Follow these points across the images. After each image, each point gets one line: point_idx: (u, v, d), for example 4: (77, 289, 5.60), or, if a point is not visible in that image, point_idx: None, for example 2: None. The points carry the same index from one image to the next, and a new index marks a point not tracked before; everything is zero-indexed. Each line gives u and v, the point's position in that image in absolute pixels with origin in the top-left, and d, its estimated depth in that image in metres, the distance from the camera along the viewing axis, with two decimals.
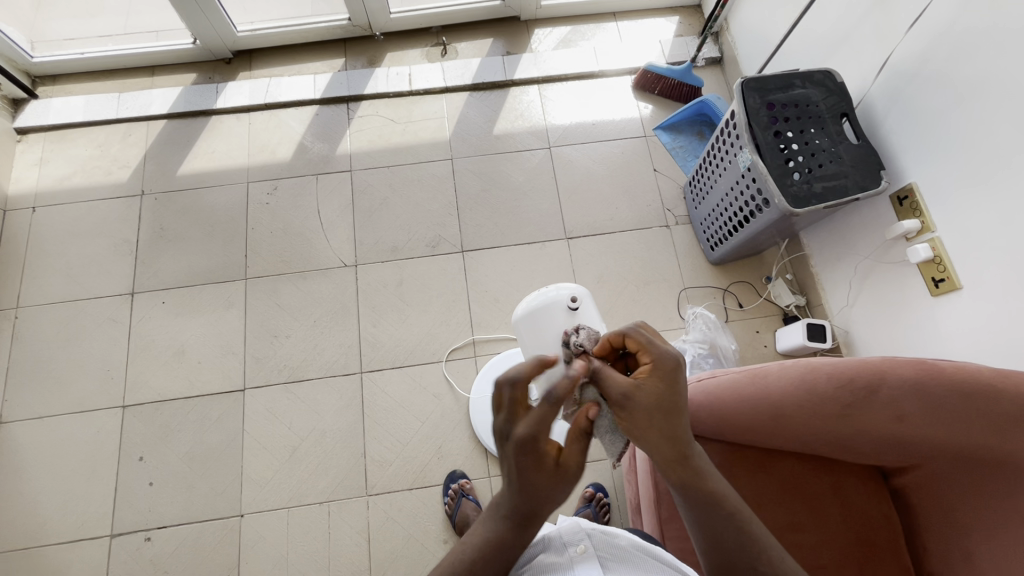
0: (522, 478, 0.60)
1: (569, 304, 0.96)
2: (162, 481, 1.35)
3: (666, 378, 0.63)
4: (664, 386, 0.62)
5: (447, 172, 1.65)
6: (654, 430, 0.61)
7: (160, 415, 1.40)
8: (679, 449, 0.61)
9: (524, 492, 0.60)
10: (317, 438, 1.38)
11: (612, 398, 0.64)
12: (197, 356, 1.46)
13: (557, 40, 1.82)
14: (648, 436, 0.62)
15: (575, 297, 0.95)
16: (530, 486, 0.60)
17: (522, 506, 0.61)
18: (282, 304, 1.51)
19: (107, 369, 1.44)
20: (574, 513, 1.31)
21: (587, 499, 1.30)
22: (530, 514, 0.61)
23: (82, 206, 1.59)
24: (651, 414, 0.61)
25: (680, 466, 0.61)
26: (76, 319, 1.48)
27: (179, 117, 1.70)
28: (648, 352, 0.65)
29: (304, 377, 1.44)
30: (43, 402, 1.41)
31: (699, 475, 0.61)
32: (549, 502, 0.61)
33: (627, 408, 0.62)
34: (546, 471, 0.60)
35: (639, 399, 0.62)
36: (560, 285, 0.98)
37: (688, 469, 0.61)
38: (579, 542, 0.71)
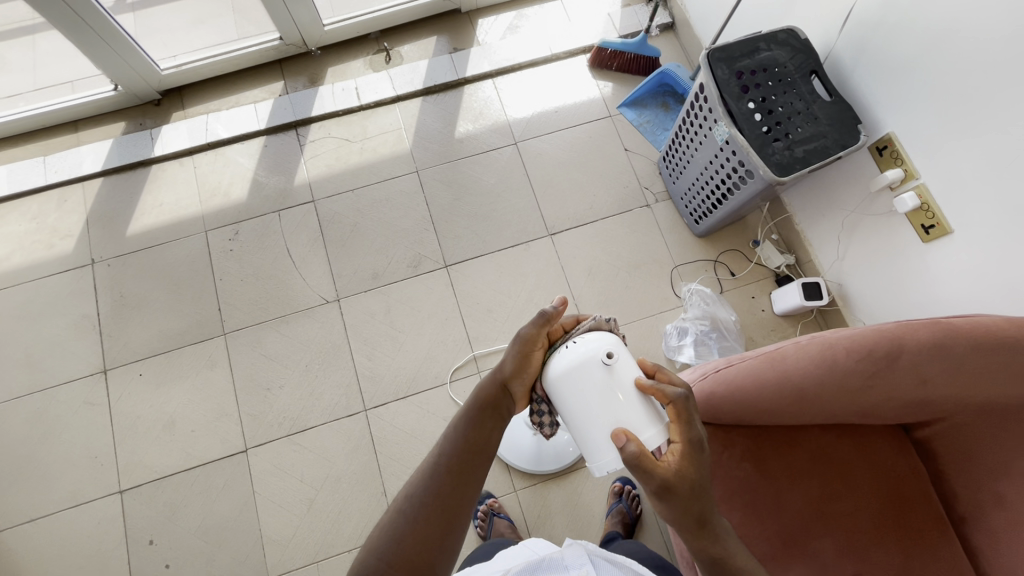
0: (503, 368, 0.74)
1: (605, 363, 0.69)
2: (179, 560, 1.29)
3: (697, 461, 0.65)
4: (694, 468, 0.64)
5: (415, 186, 1.57)
6: (686, 516, 0.63)
7: (163, 492, 1.33)
8: (705, 528, 0.63)
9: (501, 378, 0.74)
10: (332, 486, 1.34)
11: (650, 487, 0.63)
12: (188, 426, 1.38)
13: (504, 28, 1.74)
14: (677, 520, 0.64)
15: (611, 352, 0.70)
16: (509, 371, 0.74)
17: (498, 393, 0.73)
18: (269, 354, 1.43)
19: (94, 456, 1.35)
20: (606, 510, 1.31)
21: (617, 492, 1.30)
22: (501, 403, 0.73)
23: (29, 286, 1.47)
24: (683, 500, 0.63)
25: (704, 543, 0.64)
26: (49, 410, 1.38)
27: (114, 172, 1.57)
28: (687, 432, 0.66)
29: (307, 426, 1.38)
30: (32, 503, 1.32)
31: (721, 551, 0.64)
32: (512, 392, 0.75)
33: (665, 497, 0.63)
34: (521, 367, 0.74)
35: (679, 488, 0.62)
36: (588, 335, 0.72)
37: (711, 543, 0.64)
38: (580, 566, 0.73)
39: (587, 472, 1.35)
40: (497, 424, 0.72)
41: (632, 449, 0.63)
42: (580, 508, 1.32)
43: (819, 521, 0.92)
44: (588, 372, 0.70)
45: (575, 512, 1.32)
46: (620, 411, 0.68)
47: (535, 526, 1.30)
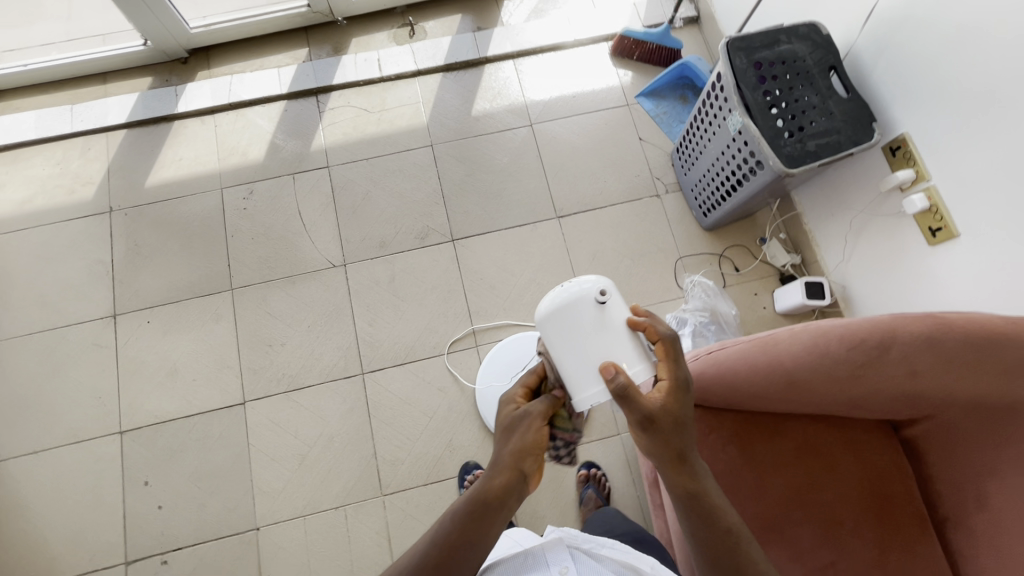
0: (507, 450, 0.66)
1: (598, 301, 0.71)
2: (172, 503, 1.32)
3: (680, 398, 0.68)
4: (679, 404, 0.67)
5: (429, 160, 1.59)
6: (666, 450, 0.67)
7: (161, 436, 1.37)
8: (684, 462, 0.67)
9: (507, 463, 0.65)
10: (325, 444, 1.36)
11: (634, 418, 0.66)
12: (191, 374, 1.41)
13: (529, 11, 1.75)
14: (658, 452, 0.67)
15: (605, 290, 0.71)
16: (515, 453, 0.66)
17: (506, 479, 0.64)
18: (274, 312, 1.46)
19: (98, 396, 1.39)
20: (577, 497, 1.32)
21: (586, 478, 1.32)
22: (512, 492, 0.64)
23: (49, 228, 1.52)
24: (665, 433, 0.66)
25: (682, 478, 0.68)
26: (58, 349, 1.42)
27: (138, 125, 1.61)
28: (672, 370, 0.69)
29: (305, 384, 1.41)
30: (36, 436, 1.36)
31: (699, 486, 0.67)
32: (523, 480, 0.66)
33: (648, 429, 0.66)
34: (528, 444, 0.67)
35: (662, 421, 0.65)
36: (580, 276, 0.73)
37: (689, 478, 0.68)
38: (562, 563, 0.75)
39: (575, 452, 1.37)
40: (503, 514, 0.63)
41: (621, 380, 0.65)
42: (566, 485, 1.34)
43: (800, 509, 0.93)
44: (580, 311, 0.71)
45: (560, 489, 1.34)
46: (610, 347, 0.70)
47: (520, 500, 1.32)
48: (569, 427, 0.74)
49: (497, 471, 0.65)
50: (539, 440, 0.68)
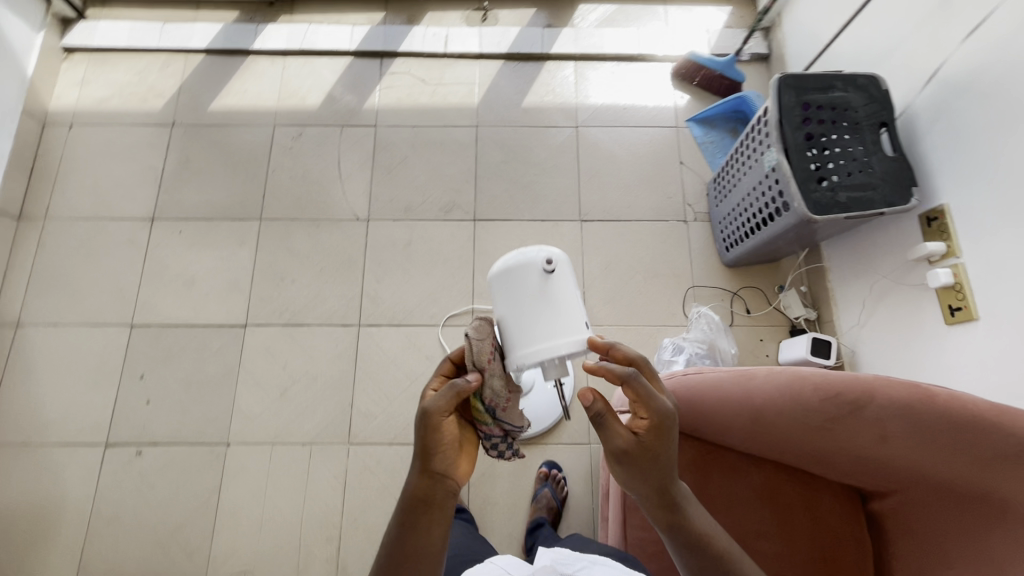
0: (419, 452, 0.66)
1: (544, 270, 0.68)
2: (159, 401, 1.40)
3: (661, 433, 0.67)
4: (659, 439, 0.67)
5: (470, 139, 1.63)
6: (645, 482, 0.67)
7: (165, 338, 1.45)
8: (665, 494, 0.67)
9: (420, 466, 0.66)
10: (307, 382, 1.42)
11: (610, 449, 0.67)
12: (205, 288, 1.50)
13: (601, 18, 1.77)
14: (638, 483, 0.68)
15: (552, 259, 0.68)
16: (425, 454, 0.66)
17: (421, 482, 0.65)
18: (292, 249, 1.53)
19: (120, 288, 1.49)
20: (532, 493, 1.32)
21: (545, 477, 1.33)
22: (434, 491, 0.64)
23: (117, 129, 1.64)
24: (643, 466, 0.67)
25: (665, 507, 0.68)
26: (97, 238, 1.54)
27: (216, 53, 1.72)
28: (652, 404, 0.67)
29: (303, 322, 1.47)
30: (58, 311, 1.47)
31: (682, 517, 0.67)
32: (439, 476, 0.65)
33: (624, 461, 0.67)
34: (434, 439, 0.66)
35: (637, 455, 0.66)
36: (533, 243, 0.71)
37: (673, 509, 0.68)
38: None
39: (542, 450, 1.37)
40: (433, 514, 0.64)
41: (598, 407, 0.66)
42: (525, 479, 1.34)
43: None
44: (524, 276, 0.69)
45: (518, 481, 1.34)
46: (545, 317, 0.68)
47: (477, 481, 1.34)
48: (488, 419, 0.70)
49: (414, 477, 0.66)
50: (446, 433, 0.67)
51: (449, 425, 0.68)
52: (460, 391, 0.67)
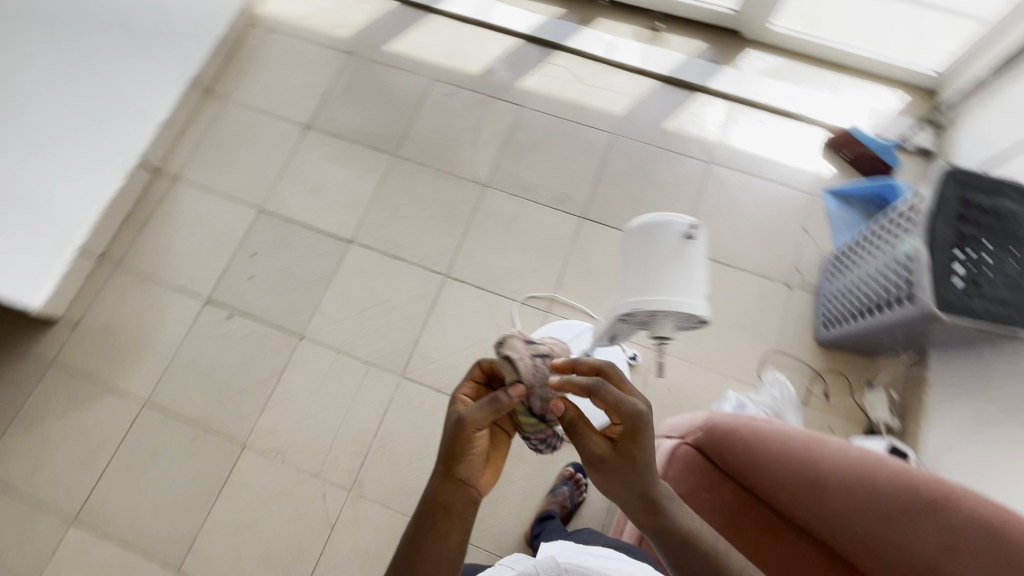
0: (443, 459, 0.72)
1: (685, 235, 0.73)
2: (259, 280, 1.56)
3: (636, 435, 0.72)
4: (631, 444, 0.73)
5: (603, 143, 1.68)
6: (625, 485, 0.74)
7: (282, 228, 1.61)
8: (649, 495, 0.74)
9: (442, 470, 0.71)
10: (385, 309, 1.51)
11: (590, 456, 0.75)
12: (327, 198, 1.64)
13: (768, 69, 1.76)
14: (622, 489, 0.75)
15: (695, 228, 0.73)
16: (448, 461, 0.71)
17: (443, 488, 0.70)
18: (412, 189, 1.64)
19: (261, 175, 1.67)
20: (550, 487, 1.33)
21: (568, 476, 1.32)
22: (456, 498, 0.70)
23: (304, 42, 1.84)
24: (619, 468, 0.73)
25: (647, 506, 0.74)
26: (258, 127, 1.73)
27: (406, 3, 1.89)
28: (621, 408, 0.72)
29: (399, 255, 1.57)
30: (208, 177, 1.68)
31: (666, 519, 0.74)
32: (461, 484, 0.71)
33: (602, 466, 0.74)
34: (460, 448, 0.71)
35: (610, 461, 0.74)
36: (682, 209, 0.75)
37: (659, 510, 0.74)
38: None
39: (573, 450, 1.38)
40: (452, 522, 0.68)
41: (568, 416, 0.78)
42: (548, 470, 1.36)
43: None
44: (667, 235, 0.74)
45: (541, 469, 1.36)
46: (673, 276, 0.74)
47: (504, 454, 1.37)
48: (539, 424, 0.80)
49: (437, 481, 0.71)
50: (474, 443, 0.72)
51: (478, 436, 0.73)
52: (496, 406, 0.73)
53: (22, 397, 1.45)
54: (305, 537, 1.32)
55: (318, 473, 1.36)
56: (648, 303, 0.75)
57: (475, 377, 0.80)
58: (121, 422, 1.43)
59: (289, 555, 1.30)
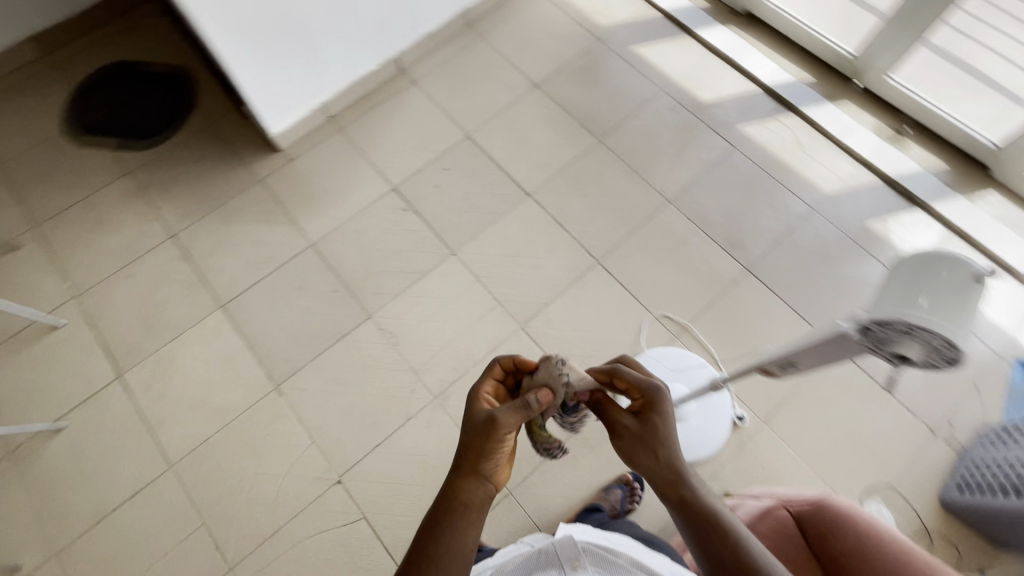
0: (468, 452, 0.79)
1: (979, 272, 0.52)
2: (441, 191, 1.71)
3: (654, 404, 0.80)
4: (650, 410, 0.80)
5: (797, 212, 1.66)
6: (647, 453, 0.77)
7: (477, 158, 1.76)
8: (672, 466, 0.76)
9: (467, 466, 0.79)
10: (532, 264, 1.60)
11: (617, 427, 0.81)
12: (526, 150, 1.77)
13: (1005, 216, 1.63)
14: (647, 461, 0.77)
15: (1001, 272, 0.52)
16: (475, 457, 0.79)
17: (466, 482, 0.77)
18: (601, 174, 1.72)
19: (481, 107, 1.84)
20: (606, 484, 1.36)
21: (624, 480, 1.35)
22: (476, 491, 0.77)
23: (565, 15, 1.99)
24: (640, 433, 0.79)
25: (669, 480, 0.75)
26: (496, 69, 1.90)
27: (668, 16, 1.98)
28: (639, 382, 0.83)
29: (565, 225, 1.65)
30: (438, 90, 1.87)
31: (687, 491, 0.74)
32: (480, 481, 0.79)
33: (627, 436, 0.79)
34: (488, 446, 0.79)
35: (631, 427, 0.79)
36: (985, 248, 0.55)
37: (682, 484, 0.75)
38: (575, 559, 0.87)
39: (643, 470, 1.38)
40: (471, 514, 0.75)
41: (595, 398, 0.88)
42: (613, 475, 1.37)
43: None
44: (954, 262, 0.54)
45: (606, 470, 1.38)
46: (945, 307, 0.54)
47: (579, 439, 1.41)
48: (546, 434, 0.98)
49: (459, 476, 0.78)
50: (501, 441, 0.80)
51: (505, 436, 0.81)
52: (528, 409, 0.82)
53: (228, 197, 1.72)
54: (383, 415, 1.44)
55: (417, 369, 1.48)
56: (886, 311, 0.56)
57: (498, 376, 0.91)
58: (286, 251, 1.64)
59: (364, 422, 1.43)
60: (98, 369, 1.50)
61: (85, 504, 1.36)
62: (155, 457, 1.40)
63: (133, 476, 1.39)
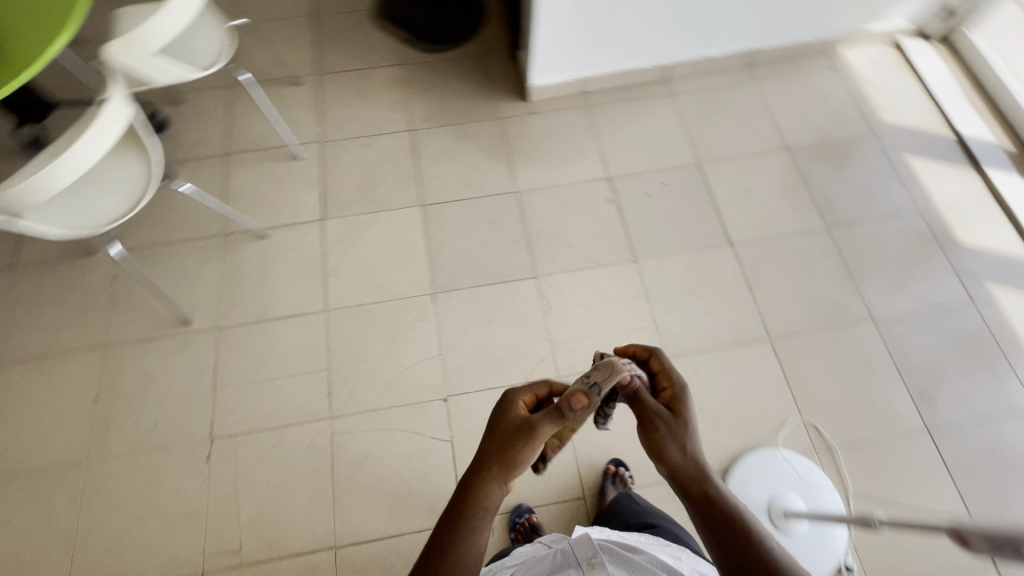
0: (492, 456, 0.78)
1: None
2: (649, 201, 1.72)
3: (683, 399, 0.81)
4: (682, 405, 0.81)
5: (1016, 401, 1.44)
6: (679, 448, 0.77)
7: (698, 187, 1.74)
8: (700, 465, 0.75)
9: (491, 469, 0.77)
10: (704, 308, 1.56)
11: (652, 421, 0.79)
12: (747, 202, 1.71)
13: None
14: (677, 458, 0.76)
15: None
16: (501, 459, 0.77)
17: (487, 484, 0.76)
18: (813, 260, 1.63)
19: (722, 144, 1.81)
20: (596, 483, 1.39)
21: (612, 475, 1.37)
22: (495, 496, 0.76)
23: (848, 95, 1.89)
24: (671, 427, 0.78)
25: (694, 476, 0.75)
26: (753, 116, 1.86)
27: (960, 141, 1.80)
28: (671, 374, 0.85)
29: (753, 289, 1.58)
30: (689, 111, 1.87)
31: (713, 488, 0.74)
32: (502, 484, 0.77)
33: (662, 430, 0.78)
34: (514, 456, 0.77)
35: (664, 419, 0.79)
36: None
37: (706, 481, 0.74)
38: (590, 556, 0.78)
39: None
40: (488, 514, 0.74)
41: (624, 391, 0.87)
42: None
43: None
44: None
45: None
46: None
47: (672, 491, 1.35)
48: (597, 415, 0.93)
49: (481, 476, 0.77)
50: (528, 450, 0.78)
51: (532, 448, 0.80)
52: (563, 416, 0.79)
53: (468, 119, 1.86)
54: (508, 366, 1.49)
55: (555, 345, 1.51)
56: None
57: (539, 392, 0.86)
58: (493, 185, 1.75)
59: (489, 362, 1.49)
60: (310, 206, 1.71)
61: (252, 304, 1.57)
62: (318, 298, 1.57)
63: (296, 303, 1.57)
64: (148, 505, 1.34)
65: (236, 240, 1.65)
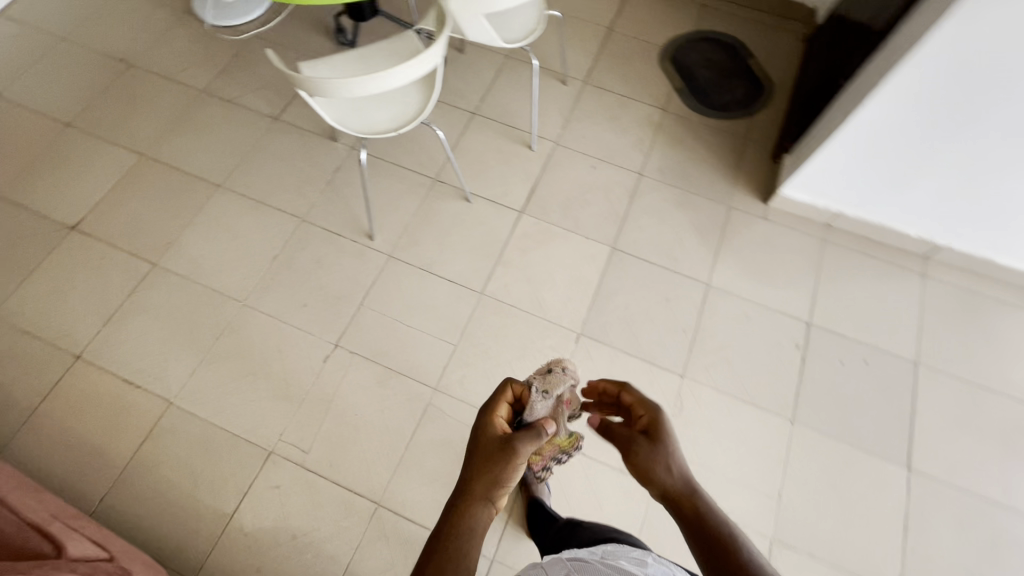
0: (475, 477, 0.73)
1: None
2: (839, 370, 1.52)
3: (659, 420, 0.82)
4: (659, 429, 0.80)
5: None
6: (666, 470, 0.75)
7: (901, 386, 1.51)
8: (686, 483, 0.74)
9: (475, 489, 0.72)
10: (842, 513, 1.35)
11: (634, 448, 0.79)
12: (951, 434, 1.45)
13: None
14: (663, 477, 0.75)
15: None
16: (486, 477, 0.73)
17: (474, 502, 0.71)
18: (999, 541, 1.33)
19: (954, 357, 1.55)
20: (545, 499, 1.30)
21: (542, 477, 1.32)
22: (482, 515, 0.71)
23: None
24: (651, 448, 0.78)
25: (683, 493, 0.73)
26: (1009, 347, 1.56)
27: None
28: (644, 401, 0.86)
29: (909, 529, 1.34)
30: (934, 303, 1.62)
31: (700, 503, 0.72)
32: (489, 504, 0.72)
33: (646, 455, 0.77)
34: (496, 477, 0.73)
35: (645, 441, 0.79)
36: None
37: (694, 498, 0.72)
38: None
39: None
40: (474, 535, 0.68)
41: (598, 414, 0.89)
42: None
43: None
44: None
45: None
46: None
47: None
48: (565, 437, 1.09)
49: (465, 498, 0.72)
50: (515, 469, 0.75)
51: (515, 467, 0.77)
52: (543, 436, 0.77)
53: (697, 192, 1.79)
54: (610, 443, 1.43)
55: None
56: None
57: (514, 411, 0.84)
58: (689, 265, 1.66)
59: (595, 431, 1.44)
60: (517, 194, 1.76)
61: (427, 251, 1.65)
62: (481, 277, 1.62)
63: (461, 272, 1.63)
64: (265, 366, 1.47)
65: (443, 190, 1.75)
